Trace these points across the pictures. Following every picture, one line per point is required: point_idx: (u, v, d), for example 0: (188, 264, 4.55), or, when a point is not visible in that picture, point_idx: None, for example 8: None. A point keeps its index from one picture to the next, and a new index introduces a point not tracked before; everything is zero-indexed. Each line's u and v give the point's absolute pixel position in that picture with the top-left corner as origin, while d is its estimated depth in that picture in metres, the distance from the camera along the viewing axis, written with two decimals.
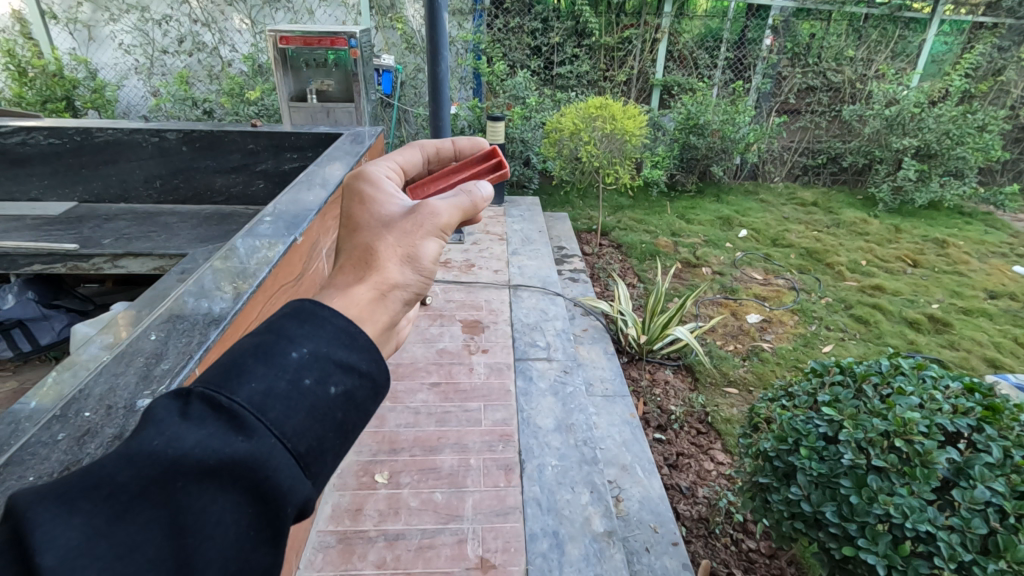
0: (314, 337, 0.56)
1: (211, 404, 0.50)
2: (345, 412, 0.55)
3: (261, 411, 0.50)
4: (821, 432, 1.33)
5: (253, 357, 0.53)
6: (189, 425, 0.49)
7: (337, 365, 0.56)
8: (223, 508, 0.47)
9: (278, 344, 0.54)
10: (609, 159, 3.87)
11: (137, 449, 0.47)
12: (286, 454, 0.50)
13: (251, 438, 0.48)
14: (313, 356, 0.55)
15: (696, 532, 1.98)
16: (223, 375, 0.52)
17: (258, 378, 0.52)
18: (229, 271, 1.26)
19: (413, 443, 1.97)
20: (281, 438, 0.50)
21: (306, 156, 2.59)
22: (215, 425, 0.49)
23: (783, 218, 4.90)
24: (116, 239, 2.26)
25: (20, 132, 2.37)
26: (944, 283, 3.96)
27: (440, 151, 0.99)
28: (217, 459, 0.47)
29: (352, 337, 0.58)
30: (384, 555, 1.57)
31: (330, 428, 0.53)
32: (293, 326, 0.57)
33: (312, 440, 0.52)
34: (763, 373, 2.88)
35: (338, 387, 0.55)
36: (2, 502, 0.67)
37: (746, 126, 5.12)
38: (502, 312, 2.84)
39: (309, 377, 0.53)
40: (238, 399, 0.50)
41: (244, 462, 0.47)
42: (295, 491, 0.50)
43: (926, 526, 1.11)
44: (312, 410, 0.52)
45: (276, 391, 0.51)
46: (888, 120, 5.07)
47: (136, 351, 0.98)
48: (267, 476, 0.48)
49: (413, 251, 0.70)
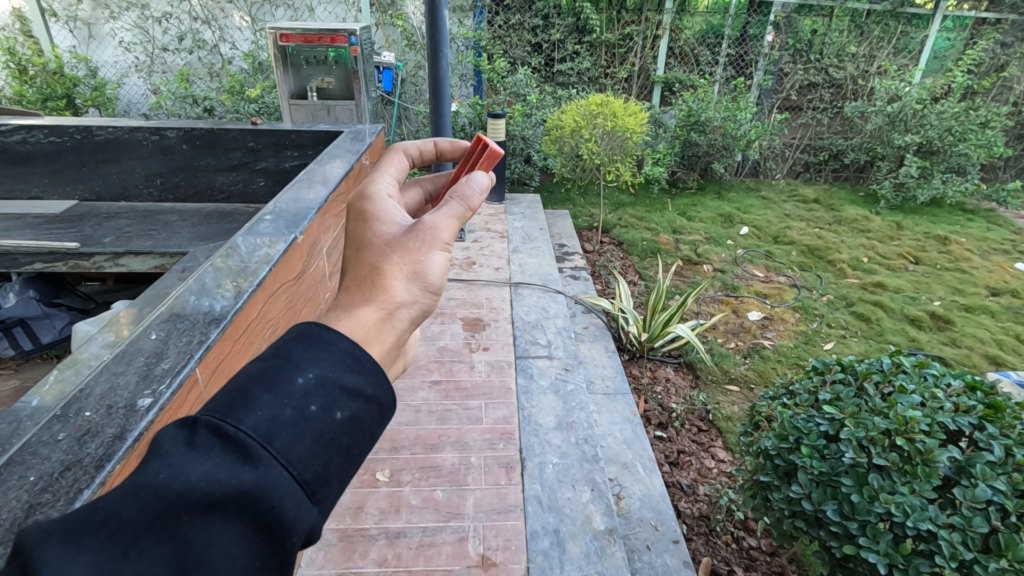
0: (320, 362, 0.56)
1: (218, 434, 0.50)
2: (351, 436, 0.54)
3: (267, 439, 0.50)
4: (823, 430, 1.33)
5: (256, 384, 0.52)
6: (194, 456, 0.48)
7: (343, 390, 0.55)
8: (229, 539, 0.47)
9: (284, 369, 0.54)
10: (610, 157, 3.86)
11: (142, 483, 0.47)
12: (292, 482, 0.49)
13: (257, 467, 0.48)
14: (319, 381, 0.54)
15: (697, 529, 1.98)
16: (228, 403, 0.51)
17: (264, 406, 0.51)
18: (230, 270, 1.25)
19: (413, 441, 1.98)
20: (286, 466, 0.50)
21: (307, 153, 2.59)
22: (222, 455, 0.49)
23: (784, 215, 4.89)
24: (117, 237, 2.27)
25: (21, 131, 2.37)
26: (946, 280, 3.95)
27: (422, 152, 0.99)
28: (223, 491, 0.47)
29: (358, 360, 0.58)
30: (386, 553, 1.57)
31: (335, 453, 0.53)
32: (297, 350, 0.56)
33: (318, 467, 0.51)
34: (764, 370, 2.87)
35: (344, 413, 0.54)
36: (5, 501, 0.68)
37: (748, 123, 5.10)
38: (503, 310, 2.84)
39: (315, 404, 0.53)
40: (244, 427, 0.50)
41: (250, 493, 0.47)
42: (300, 521, 0.49)
43: (928, 525, 1.11)
44: (318, 437, 0.52)
45: (282, 419, 0.51)
46: (891, 116, 5.06)
47: (136, 350, 0.97)
48: (273, 505, 0.48)
49: (420, 268, 0.70)
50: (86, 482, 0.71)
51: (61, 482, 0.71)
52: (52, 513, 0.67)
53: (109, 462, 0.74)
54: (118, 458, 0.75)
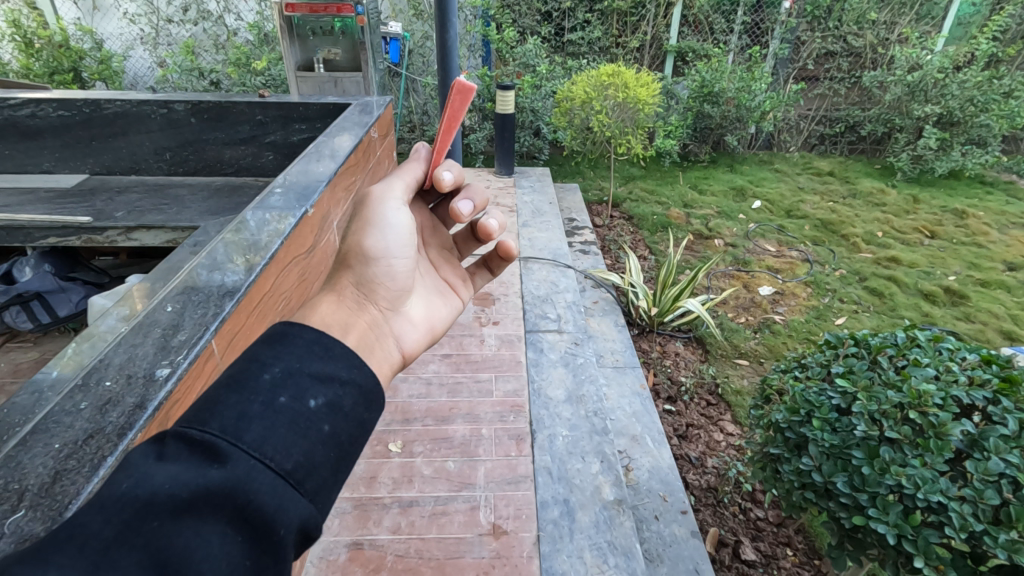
0: (285, 357, 0.61)
1: (184, 441, 0.53)
2: (331, 423, 0.59)
3: (237, 436, 0.53)
4: (835, 403, 1.27)
5: (224, 388, 0.57)
6: (161, 465, 0.51)
7: (313, 378, 0.61)
8: (211, 540, 0.49)
9: (250, 370, 0.59)
10: (621, 129, 3.79)
11: (109, 494, 0.49)
12: (270, 474, 0.52)
13: (226, 465, 0.51)
14: (285, 373, 0.60)
15: (705, 501, 2.02)
16: (195, 412, 0.55)
17: (230, 406, 0.55)
18: (241, 244, 1.25)
19: (425, 413, 2.01)
20: (261, 458, 0.53)
21: (315, 127, 2.56)
22: (189, 460, 0.52)
23: (798, 188, 4.83)
24: (129, 212, 2.28)
25: (30, 104, 2.37)
26: (962, 255, 3.89)
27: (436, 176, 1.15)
28: (196, 488, 0.50)
29: (326, 348, 0.65)
30: (399, 521, 1.62)
31: (316, 441, 0.57)
32: (264, 351, 0.62)
33: (298, 458, 0.55)
34: (775, 345, 2.87)
35: (318, 400, 0.60)
36: (30, 467, 0.69)
37: (763, 94, 5.03)
38: (512, 284, 2.84)
39: (284, 395, 0.58)
40: (210, 430, 0.53)
41: (222, 489, 0.50)
42: (285, 511, 0.52)
43: (939, 497, 1.05)
44: (292, 426, 0.56)
45: (250, 414, 0.55)
46: (910, 86, 4.96)
47: (152, 322, 0.98)
48: (249, 500, 0.50)
49: (361, 245, 0.87)
50: (109, 449, 0.72)
51: (85, 450, 0.72)
52: (78, 480, 0.68)
53: (130, 431, 0.75)
54: (140, 427, 0.76)
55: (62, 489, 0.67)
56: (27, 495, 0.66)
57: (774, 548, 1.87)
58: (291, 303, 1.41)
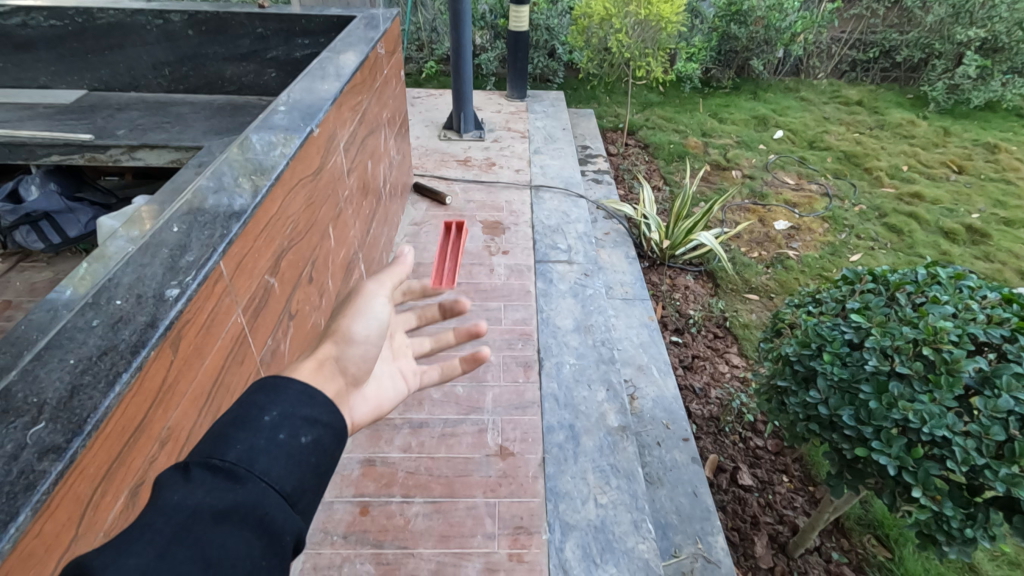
0: (279, 401, 0.61)
1: (201, 469, 0.53)
2: (319, 456, 0.60)
3: (249, 462, 0.54)
4: (847, 338, 1.26)
5: (228, 424, 0.57)
6: (180, 492, 0.50)
7: (304, 419, 0.61)
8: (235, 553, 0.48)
9: (248, 411, 0.59)
10: (641, 50, 3.58)
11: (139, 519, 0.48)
12: (279, 496, 0.54)
13: (242, 487, 0.52)
14: (283, 413, 0.60)
15: (707, 429, 2.07)
16: (204, 447, 0.55)
17: (239, 438, 0.56)
18: (247, 163, 1.21)
19: (435, 339, 2.03)
20: (270, 481, 0.54)
21: (319, 42, 2.42)
22: (206, 486, 0.51)
23: (823, 119, 4.62)
24: (130, 130, 2.22)
25: (20, 13, 2.26)
26: (988, 192, 3.75)
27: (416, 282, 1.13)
28: (216, 512, 0.50)
29: (312, 394, 0.64)
30: (409, 440, 1.68)
31: (310, 468, 0.58)
32: (258, 395, 0.61)
33: (298, 480, 0.56)
34: (786, 281, 2.85)
35: (310, 435, 0.60)
36: (47, 382, 0.70)
37: (795, 14, 4.70)
38: (522, 213, 2.79)
39: (283, 430, 0.58)
40: (226, 458, 0.54)
41: (239, 510, 0.51)
42: (293, 523, 0.53)
43: (944, 432, 1.06)
44: (292, 454, 0.57)
45: (257, 445, 0.56)
46: (955, 7, 4.60)
47: (159, 243, 0.96)
48: (266, 513, 0.51)
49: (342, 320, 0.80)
50: (123, 366, 0.73)
51: (99, 366, 0.73)
52: (96, 395, 0.69)
53: (142, 350, 0.75)
54: (152, 345, 0.76)
55: (80, 403, 0.68)
56: (47, 408, 0.67)
57: (771, 475, 1.94)
58: (301, 229, 1.38)
